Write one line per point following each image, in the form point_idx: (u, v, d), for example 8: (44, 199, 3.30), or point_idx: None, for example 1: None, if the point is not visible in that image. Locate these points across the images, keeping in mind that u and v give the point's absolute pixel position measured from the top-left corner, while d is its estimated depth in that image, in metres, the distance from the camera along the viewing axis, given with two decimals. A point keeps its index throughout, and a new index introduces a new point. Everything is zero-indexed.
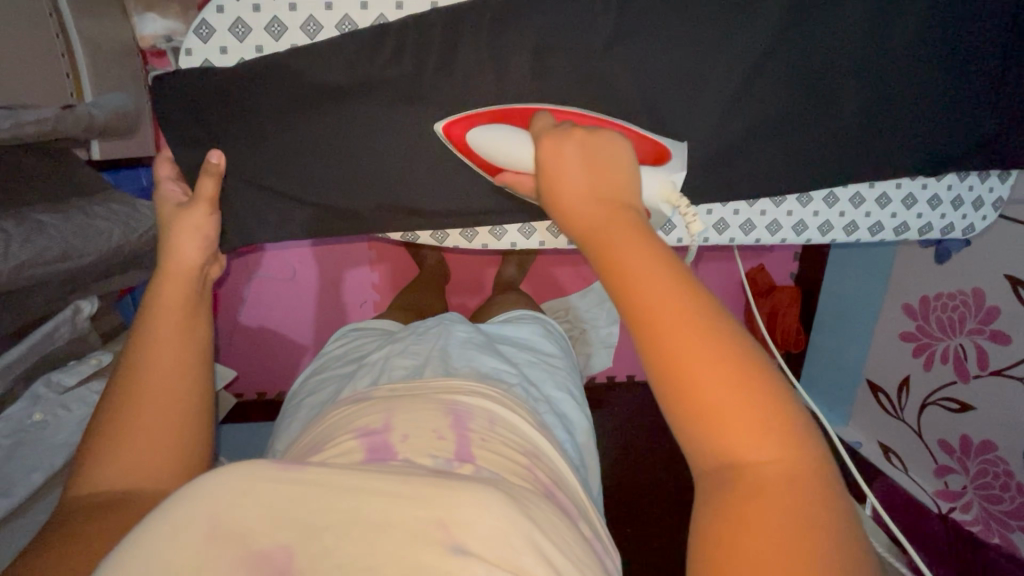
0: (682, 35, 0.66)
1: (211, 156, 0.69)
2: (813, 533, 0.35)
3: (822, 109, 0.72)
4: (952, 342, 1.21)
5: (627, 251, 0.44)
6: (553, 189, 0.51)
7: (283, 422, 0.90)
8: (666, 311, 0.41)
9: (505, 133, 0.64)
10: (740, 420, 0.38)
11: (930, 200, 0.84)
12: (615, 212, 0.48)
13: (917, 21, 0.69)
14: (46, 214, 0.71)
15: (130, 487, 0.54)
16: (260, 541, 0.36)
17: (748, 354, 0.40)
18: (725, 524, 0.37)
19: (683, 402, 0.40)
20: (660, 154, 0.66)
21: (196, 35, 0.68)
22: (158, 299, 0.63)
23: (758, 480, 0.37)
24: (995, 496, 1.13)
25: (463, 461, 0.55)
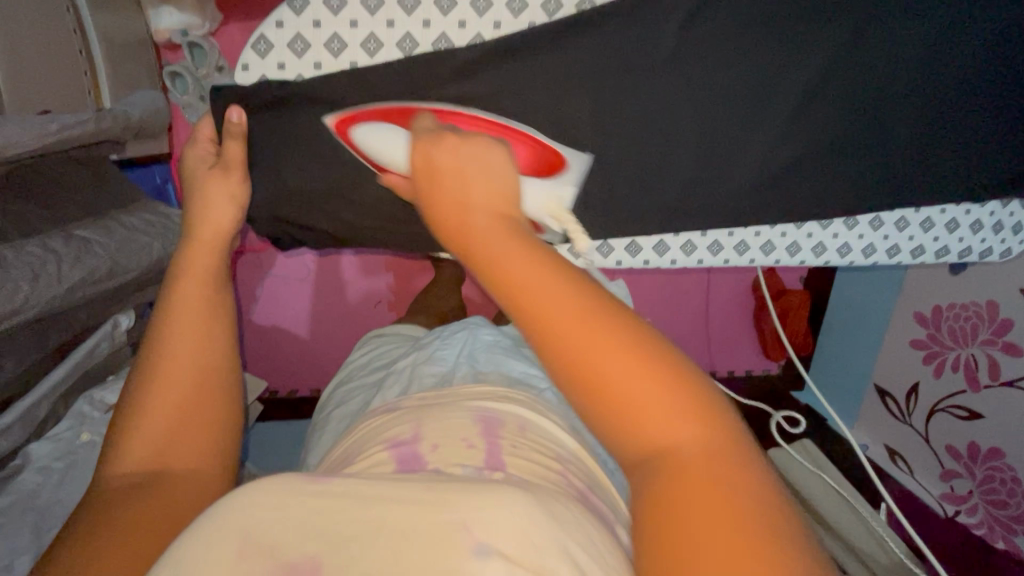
0: (733, 58, 0.66)
1: (230, 115, 0.67)
2: (753, 514, 0.33)
3: (876, 133, 0.71)
4: (963, 351, 1.24)
5: (505, 254, 0.41)
6: (432, 198, 0.47)
7: (313, 437, 0.86)
8: (551, 298, 0.38)
9: (387, 133, 0.67)
10: (653, 409, 0.36)
11: (973, 225, 0.85)
12: (493, 216, 0.44)
13: (976, 50, 0.68)
14: (89, 229, 0.71)
15: (164, 461, 0.49)
16: (302, 551, 0.34)
17: (641, 340, 0.38)
18: (663, 519, 0.34)
19: (599, 402, 0.37)
20: (554, 163, 0.70)
21: (253, 51, 0.68)
22: (182, 271, 0.59)
23: (687, 469, 0.35)
24: (1000, 501, 1.16)
25: (494, 469, 0.50)
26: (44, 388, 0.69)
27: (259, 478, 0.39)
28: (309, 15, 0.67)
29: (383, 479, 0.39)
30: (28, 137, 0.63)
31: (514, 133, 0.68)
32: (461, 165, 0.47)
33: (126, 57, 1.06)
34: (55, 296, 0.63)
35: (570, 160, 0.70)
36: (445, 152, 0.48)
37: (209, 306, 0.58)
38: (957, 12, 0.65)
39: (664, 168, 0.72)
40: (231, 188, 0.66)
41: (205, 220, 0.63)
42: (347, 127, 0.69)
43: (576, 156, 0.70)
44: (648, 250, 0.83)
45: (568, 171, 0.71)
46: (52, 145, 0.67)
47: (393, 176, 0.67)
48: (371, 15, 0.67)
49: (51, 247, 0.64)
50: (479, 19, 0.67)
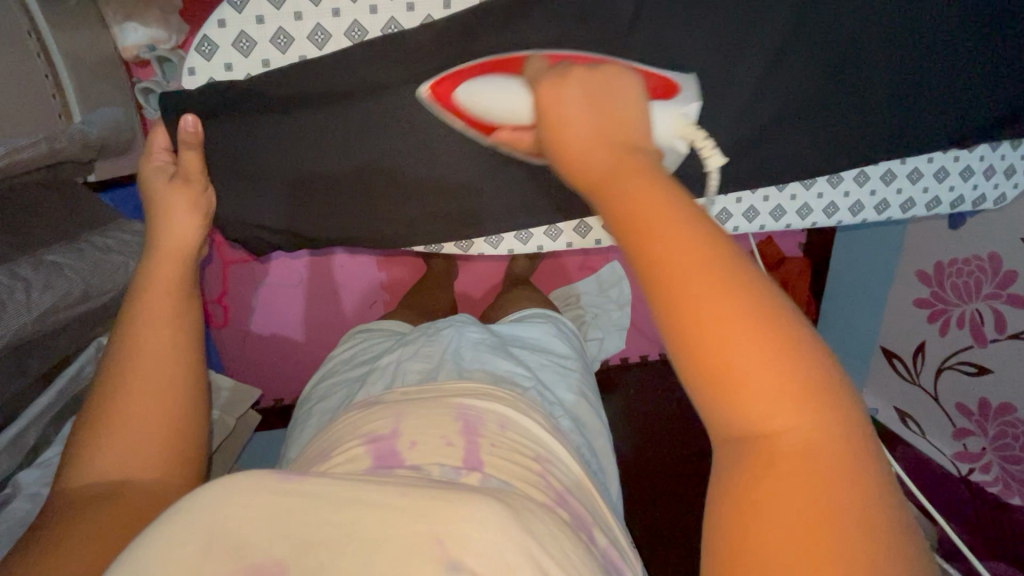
0: (695, 22, 0.64)
1: (184, 123, 0.64)
2: (865, 531, 0.29)
3: (852, 86, 0.67)
4: (967, 307, 1.21)
5: (636, 199, 0.38)
6: (555, 128, 0.46)
7: (294, 433, 0.85)
8: (673, 242, 0.35)
9: (497, 85, 0.59)
10: (764, 381, 0.32)
11: (963, 171, 0.82)
12: (620, 149, 0.43)
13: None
14: (59, 254, 0.71)
15: (127, 481, 0.50)
16: (268, 551, 0.34)
17: (769, 306, 0.34)
18: (749, 499, 0.31)
19: (698, 361, 0.34)
20: (667, 86, 0.61)
21: (199, 53, 0.67)
22: (146, 283, 0.58)
23: (782, 453, 0.32)
24: (1013, 456, 1.14)
25: (471, 470, 0.50)
26: (30, 414, 0.71)
27: (226, 476, 0.38)
28: (251, 11, 0.66)
29: (348, 479, 0.39)
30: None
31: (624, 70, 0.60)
32: (588, 100, 0.46)
33: (95, 76, 1.05)
34: (27, 324, 0.64)
35: (681, 85, 0.62)
36: (577, 91, 0.47)
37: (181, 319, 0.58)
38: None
39: None
40: (189, 200, 0.65)
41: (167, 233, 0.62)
42: (450, 89, 0.64)
43: (682, 77, 0.62)
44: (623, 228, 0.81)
45: (683, 93, 0.61)
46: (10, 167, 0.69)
47: (506, 133, 0.60)
48: (316, 5, 0.66)
49: (19, 275, 0.64)
50: (425, 0, 0.67)
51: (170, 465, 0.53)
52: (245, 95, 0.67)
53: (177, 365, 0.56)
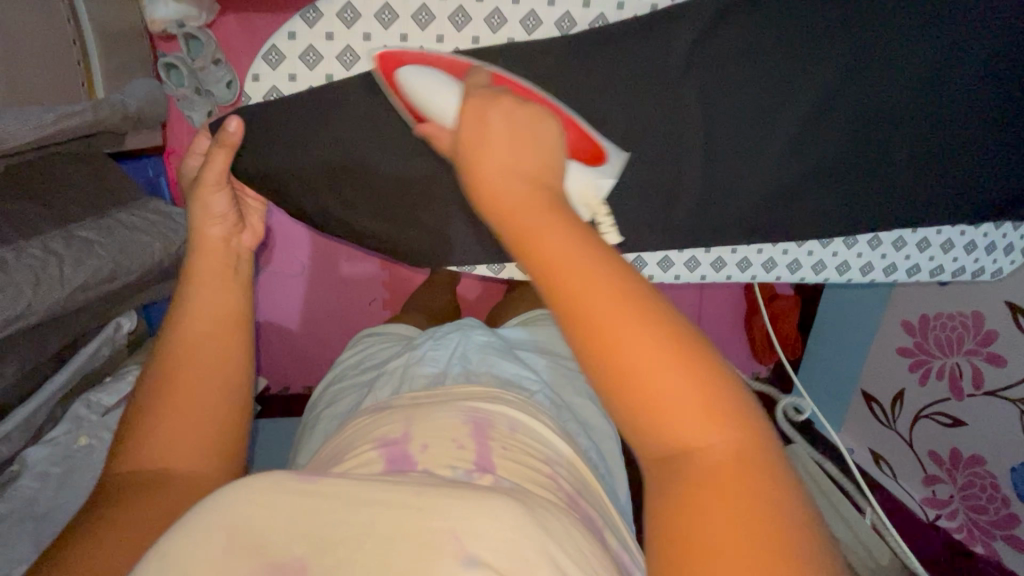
0: (740, 69, 0.64)
1: (228, 126, 0.60)
2: (780, 527, 0.32)
3: (878, 152, 0.69)
4: (948, 361, 1.26)
5: (546, 240, 0.38)
6: (473, 149, 0.44)
7: (305, 434, 0.86)
8: (587, 282, 0.36)
9: (430, 78, 0.58)
10: (674, 409, 0.35)
11: (967, 246, 0.84)
12: (523, 179, 0.42)
13: (986, 70, 0.65)
14: (91, 231, 0.72)
15: (175, 465, 0.50)
16: (289, 549, 0.35)
17: (674, 327, 0.36)
18: (676, 527, 0.33)
19: (618, 394, 0.36)
20: (595, 152, 0.62)
21: (264, 61, 0.67)
22: (185, 277, 0.59)
23: (705, 466, 0.34)
24: (980, 507, 1.21)
25: (484, 471, 0.50)
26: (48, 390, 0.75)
27: (250, 476, 0.39)
28: (322, 27, 0.65)
29: (371, 482, 0.39)
30: (28, 130, 0.65)
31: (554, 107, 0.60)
32: (514, 127, 0.44)
33: (119, 47, 1.03)
34: (59, 300, 0.65)
35: (610, 156, 0.63)
36: (501, 116, 0.45)
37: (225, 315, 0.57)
38: (966, 19, 0.63)
39: (675, 183, 0.70)
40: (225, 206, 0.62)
41: (204, 237, 0.60)
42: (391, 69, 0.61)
43: (616, 152, 0.63)
44: (653, 265, 0.81)
45: (607, 164, 0.62)
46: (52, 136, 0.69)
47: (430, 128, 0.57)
48: (384, 28, 0.65)
49: (53, 250, 0.66)
50: (494, 34, 0.65)
51: (210, 450, 0.53)
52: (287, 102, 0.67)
53: (224, 355, 0.56)
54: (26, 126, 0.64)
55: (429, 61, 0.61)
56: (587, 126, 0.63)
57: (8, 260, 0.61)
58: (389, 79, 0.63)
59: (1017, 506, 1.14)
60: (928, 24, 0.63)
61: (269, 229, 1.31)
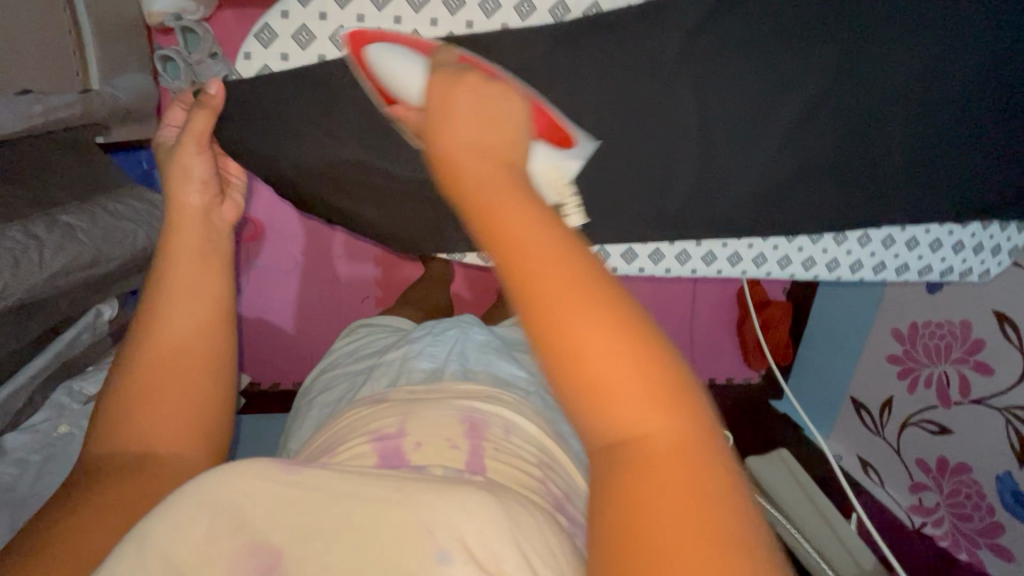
0: (732, 65, 0.65)
1: (209, 89, 0.64)
2: (729, 515, 0.31)
3: (870, 149, 0.70)
4: (936, 368, 1.27)
5: (514, 224, 0.37)
6: (437, 124, 0.43)
7: (295, 424, 0.85)
8: (543, 262, 0.35)
9: (401, 58, 0.59)
10: (628, 391, 0.33)
11: (955, 245, 0.85)
12: (487, 156, 0.41)
13: (980, 65, 0.66)
14: (72, 216, 0.71)
15: (156, 447, 0.50)
16: (267, 537, 0.34)
17: (630, 314, 0.35)
18: (623, 515, 0.32)
19: (572, 375, 0.34)
20: (564, 136, 0.63)
21: (256, 40, 0.66)
22: (170, 255, 0.57)
23: (652, 456, 0.33)
24: (965, 514, 1.21)
25: (474, 473, 0.50)
26: (26, 373, 0.73)
27: (232, 463, 0.37)
28: (316, 6, 0.64)
29: (357, 474, 0.38)
30: (14, 121, 0.64)
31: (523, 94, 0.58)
32: (480, 102, 0.43)
33: (114, 34, 1.03)
34: (40, 285, 0.63)
35: (579, 142, 0.64)
36: (465, 93, 0.44)
37: (199, 291, 0.57)
38: (960, 14, 0.63)
39: (667, 176, 0.70)
40: (207, 171, 0.62)
41: (182, 204, 0.60)
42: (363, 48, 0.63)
43: (585, 139, 0.65)
44: (644, 257, 0.81)
45: (575, 148, 0.64)
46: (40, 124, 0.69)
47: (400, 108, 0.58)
48: (378, 11, 0.64)
49: (34, 234, 0.64)
50: (488, 20, 0.65)
51: (193, 433, 0.52)
52: (277, 90, 0.67)
53: (204, 340, 0.55)
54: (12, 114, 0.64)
55: (395, 39, 0.62)
56: (561, 115, 0.63)
57: None
58: (356, 55, 0.64)
59: (1001, 515, 1.14)
60: (923, 17, 0.63)
61: (264, 224, 1.31)
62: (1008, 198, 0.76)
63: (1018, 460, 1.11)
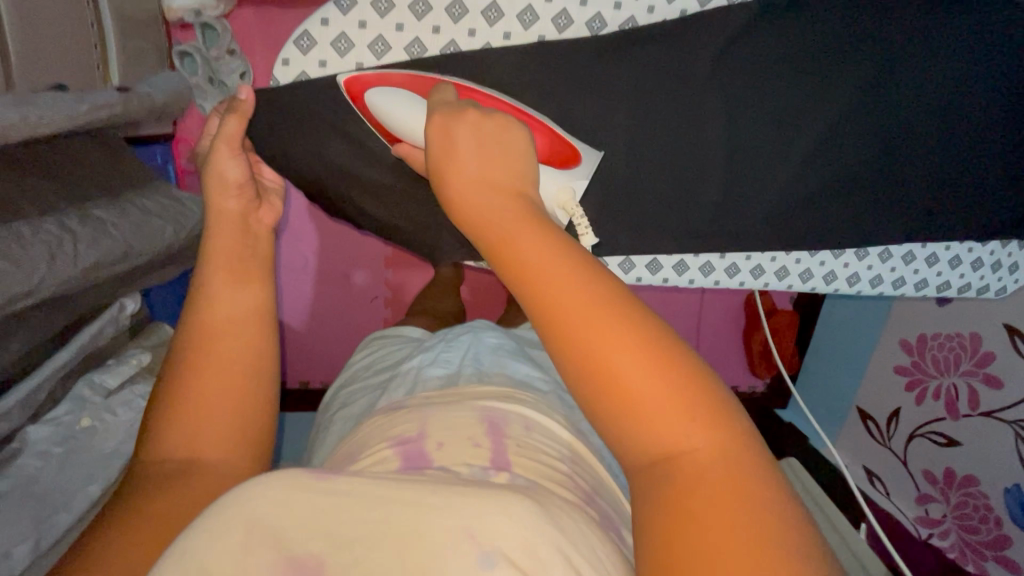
0: (764, 79, 0.65)
1: (242, 92, 0.64)
2: (776, 529, 0.31)
3: (895, 166, 0.70)
4: (945, 380, 1.28)
5: (527, 244, 0.38)
6: (445, 160, 0.43)
7: (318, 437, 0.85)
8: (565, 283, 0.36)
9: (402, 100, 0.61)
10: (666, 412, 0.34)
11: (974, 263, 0.85)
12: (501, 187, 0.42)
13: (987, 79, 0.66)
14: (105, 211, 0.72)
15: (197, 453, 0.50)
16: (305, 545, 0.33)
17: (658, 334, 0.36)
18: (665, 527, 0.32)
19: (607, 395, 0.34)
20: (570, 155, 0.63)
21: (295, 46, 0.65)
22: (203, 260, 0.58)
23: (697, 471, 0.33)
24: (972, 527, 1.22)
25: (499, 469, 0.50)
26: (49, 366, 0.74)
27: (267, 471, 0.37)
28: (356, 15, 0.63)
29: (388, 477, 0.38)
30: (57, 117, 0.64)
31: (531, 119, 0.61)
32: (489, 136, 0.44)
33: (135, 31, 1.02)
34: (73, 279, 0.64)
35: (585, 157, 0.64)
36: (469, 128, 0.45)
37: (235, 298, 0.57)
38: (986, 35, 0.64)
39: (695, 187, 0.70)
40: (241, 175, 0.62)
41: (220, 209, 0.60)
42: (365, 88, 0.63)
43: (591, 153, 0.65)
44: (668, 268, 0.81)
45: (581, 166, 0.63)
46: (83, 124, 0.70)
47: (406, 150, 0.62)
48: (418, 20, 0.64)
49: (67, 227, 0.65)
50: (525, 31, 0.64)
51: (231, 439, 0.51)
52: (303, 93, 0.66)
53: (232, 342, 0.55)
54: (58, 112, 0.64)
55: (396, 81, 0.62)
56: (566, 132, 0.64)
57: (22, 233, 0.60)
58: (359, 99, 0.65)
59: (1009, 526, 1.15)
60: (924, 36, 0.64)
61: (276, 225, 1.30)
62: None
63: None
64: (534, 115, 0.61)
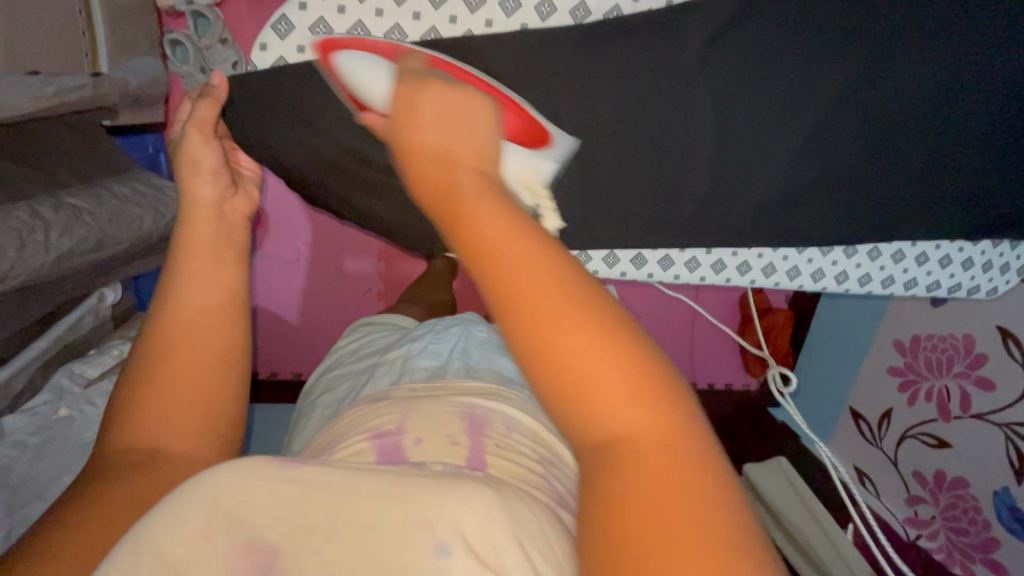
0: (751, 74, 0.64)
1: (212, 77, 0.64)
2: (718, 521, 0.29)
3: (885, 163, 0.69)
4: (937, 382, 1.27)
5: (481, 212, 0.35)
6: (400, 124, 0.40)
7: (298, 424, 0.84)
8: (517, 256, 0.34)
9: (369, 65, 0.58)
10: (613, 395, 0.32)
11: (964, 262, 0.84)
12: (455, 152, 0.38)
13: (1002, 81, 0.65)
14: (79, 198, 0.71)
15: (163, 442, 0.48)
16: (262, 533, 0.31)
17: (610, 313, 0.33)
18: (611, 515, 0.30)
19: (553, 374, 0.32)
20: (541, 137, 0.63)
21: (273, 30, 0.64)
22: (183, 246, 0.57)
23: (639, 457, 0.31)
24: (961, 529, 1.21)
25: (475, 469, 0.49)
26: (26, 356, 0.75)
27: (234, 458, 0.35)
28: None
29: (357, 468, 0.36)
30: (26, 102, 0.65)
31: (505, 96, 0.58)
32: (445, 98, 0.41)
33: (125, 18, 1.02)
34: (45, 266, 0.64)
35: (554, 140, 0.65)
36: (427, 90, 0.41)
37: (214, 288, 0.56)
38: (982, 30, 0.63)
39: (680, 182, 0.69)
40: (216, 161, 0.62)
41: (194, 196, 0.60)
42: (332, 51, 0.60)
43: (566, 140, 0.65)
44: (653, 263, 0.80)
45: (552, 148, 0.64)
46: (51, 108, 0.69)
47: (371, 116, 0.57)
48: (398, 6, 0.63)
49: (40, 215, 0.65)
50: (507, 19, 0.64)
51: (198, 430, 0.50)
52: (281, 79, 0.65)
53: (208, 332, 0.54)
54: (27, 97, 0.64)
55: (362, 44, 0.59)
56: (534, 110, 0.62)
57: None
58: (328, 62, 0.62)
59: (997, 530, 1.14)
60: (946, 29, 0.62)
61: (270, 214, 1.30)
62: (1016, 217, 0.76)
63: (1016, 476, 1.11)
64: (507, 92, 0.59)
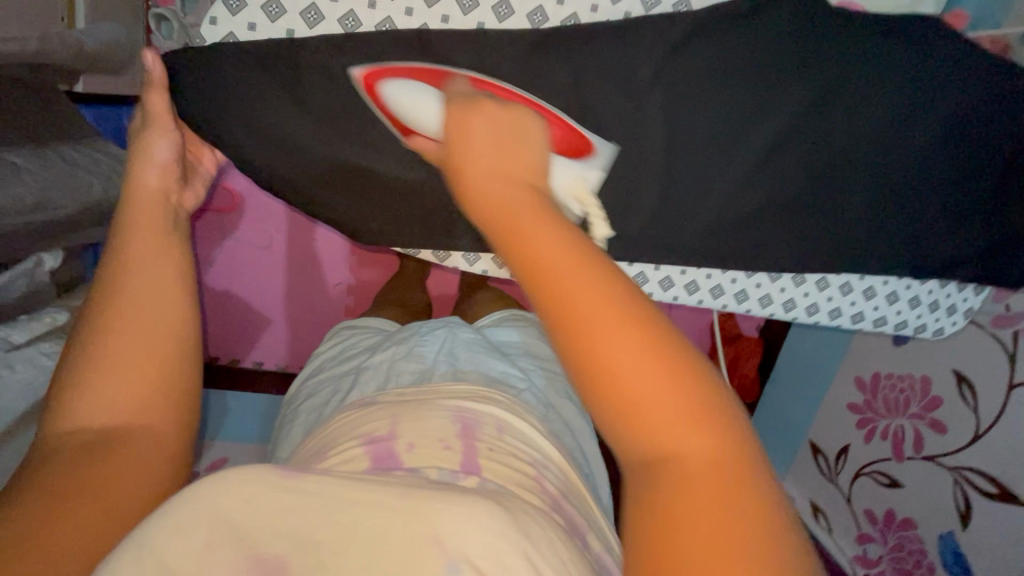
0: (705, 93, 0.64)
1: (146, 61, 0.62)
2: (745, 528, 0.31)
3: (832, 198, 0.70)
4: (894, 421, 1.26)
5: (536, 237, 0.38)
6: (463, 164, 0.45)
7: (283, 429, 0.83)
8: (578, 284, 0.36)
9: (415, 90, 0.64)
10: (662, 415, 0.34)
11: (911, 300, 0.86)
12: (519, 187, 0.42)
13: (974, 107, 0.67)
14: (22, 157, 0.75)
15: (124, 425, 0.48)
16: (270, 548, 0.32)
17: (656, 332, 0.36)
18: (652, 514, 0.33)
19: (603, 388, 0.35)
20: (582, 147, 0.67)
21: (224, 5, 0.62)
22: (124, 222, 0.57)
23: (687, 471, 0.33)
24: (906, 570, 1.21)
25: (468, 474, 0.47)
26: None
27: (213, 469, 0.35)
28: None
29: (351, 479, 0.37)
30: None
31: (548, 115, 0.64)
32: (498, 143, 0.45)
33: None
34: None
35: (598, 148, 0.67)
36: (483, 127, 0.46)
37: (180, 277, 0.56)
38: (933, 71, 0.64)
39: (630, 196, 0.70)
40: (169, 156, 0.63)
41: (142, 184, 0.61)
42: (377, 80, 0.65)
43: (606, 147, 0.67)
44: None
45: (595, 157, 0.67)
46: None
47: (421, 141, 0.65)
48: None
49: None
50: (464, 16, 0.64)
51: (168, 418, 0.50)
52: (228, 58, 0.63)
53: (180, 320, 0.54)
54: None
55: (405, 70, 0.64)
56: (578, 124, 0.66)
57: None
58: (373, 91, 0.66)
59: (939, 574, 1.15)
60: (920, 66, 0.64)
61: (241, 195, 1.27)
62: (960, 257, 0.78)
63: (961, 521, 1.11)
64: (548, 113, 0.64)
